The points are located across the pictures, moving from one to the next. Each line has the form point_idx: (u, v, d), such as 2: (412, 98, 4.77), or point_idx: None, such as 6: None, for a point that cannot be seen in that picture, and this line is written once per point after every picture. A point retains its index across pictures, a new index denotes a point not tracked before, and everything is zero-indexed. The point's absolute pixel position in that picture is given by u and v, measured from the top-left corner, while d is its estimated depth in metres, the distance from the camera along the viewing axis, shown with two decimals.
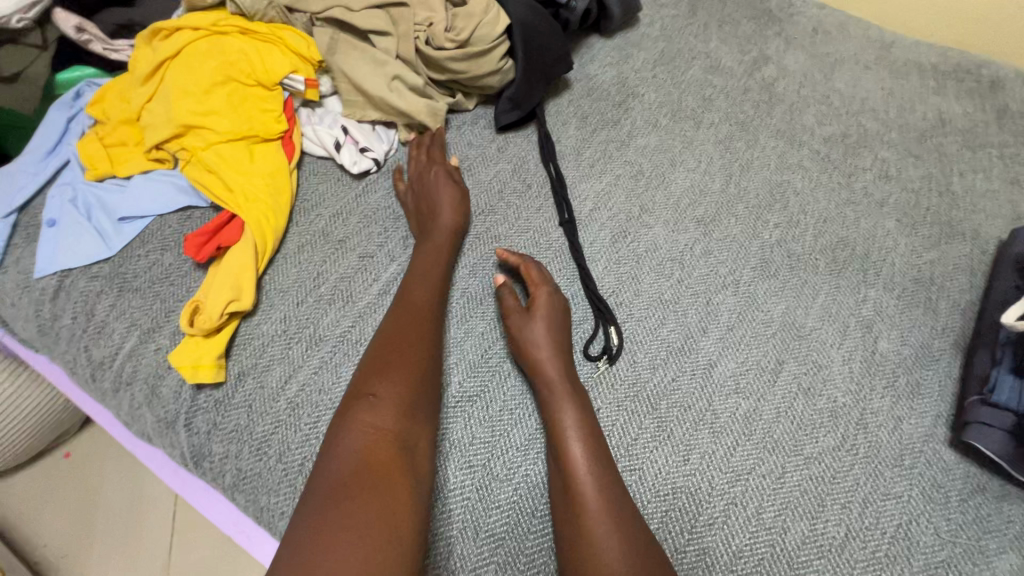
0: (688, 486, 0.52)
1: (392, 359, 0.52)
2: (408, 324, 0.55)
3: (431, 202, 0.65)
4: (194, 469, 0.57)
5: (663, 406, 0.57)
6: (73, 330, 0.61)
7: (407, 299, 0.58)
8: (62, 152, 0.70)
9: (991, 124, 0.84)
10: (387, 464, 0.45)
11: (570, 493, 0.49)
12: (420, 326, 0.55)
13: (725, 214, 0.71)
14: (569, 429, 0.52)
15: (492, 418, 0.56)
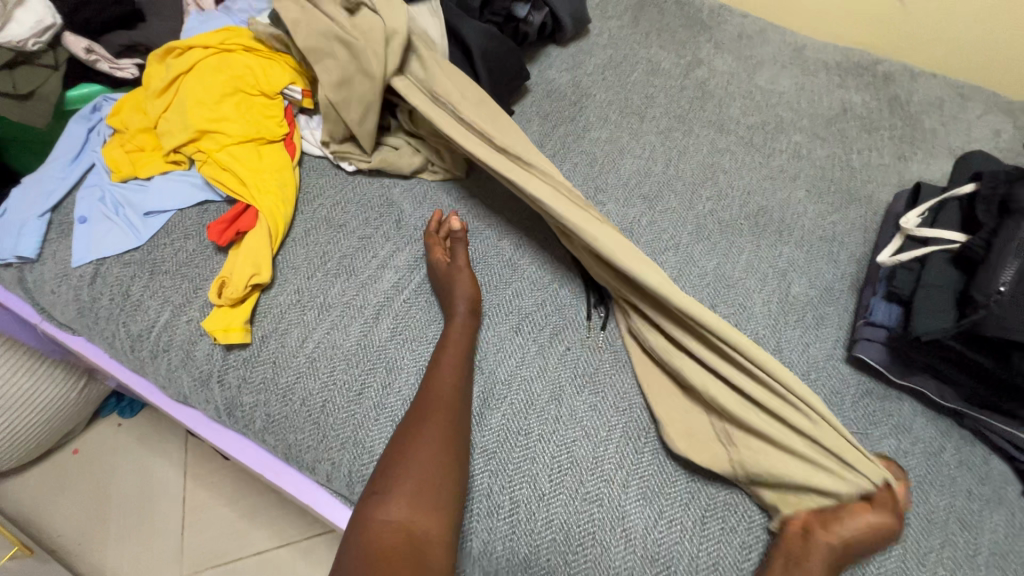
0: (641, 402, 0.66)
1: (405, 460, 0.56)
2: (421, 424, 0.58)
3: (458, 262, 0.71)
4: (227, 420, 0.66)
5: (618, 344, 0.70)
6: (111, 310, 0.70)
7: (428, 392, 0.61)
8: (85, 159, 0.79)
9: (884, 111, 1.00)
10: (399, 557, 0.50)
11: None
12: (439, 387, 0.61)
13: (666, 191, 0.85)
14: None
15: (489, 362, 0.67)
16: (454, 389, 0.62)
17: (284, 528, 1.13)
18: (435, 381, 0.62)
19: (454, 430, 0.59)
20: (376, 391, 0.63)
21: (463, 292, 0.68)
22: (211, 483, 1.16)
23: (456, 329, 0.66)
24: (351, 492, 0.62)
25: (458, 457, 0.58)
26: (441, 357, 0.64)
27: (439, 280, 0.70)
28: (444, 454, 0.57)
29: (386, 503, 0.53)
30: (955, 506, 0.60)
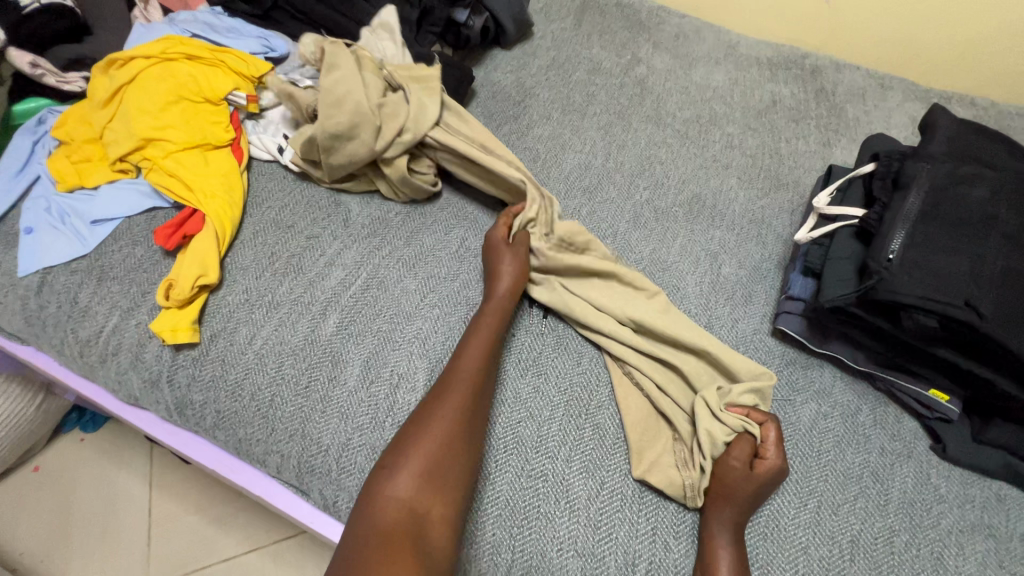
0: (583, 382, 0.68)
1: (417, 435, 0.57)
2: (441, 402, 0.60)
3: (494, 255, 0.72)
4: (178, 419, 0.68)
5: (561, 327, 0.73)
6: (59, 317, 0.71)
7: (454, 368, 0.63)
8: (30, 171, 0.80)
9: (812, 102, 1.06)
10: (400, 534, 0.51)
11: None
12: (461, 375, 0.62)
13: (605, 183, 0.89)
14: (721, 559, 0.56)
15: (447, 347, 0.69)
16: (478, 369, 0.63)
17: (254, 532, 1.13)
18: (460, 359, 0.63)
19: (469, 413, 0.60)
20: (323, 382, 0.66)
21: (510, 272, 0.70)
22: (178, 492, 1.16)
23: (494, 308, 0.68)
24: (302, 481, 0.64)
25: (468, 438, 0.59)
26: (476, 333, 0.66)
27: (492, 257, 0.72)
28: (456, 434, 0.58)
29: (395, 477, 0.54)
30: (868, 461, 0.64)
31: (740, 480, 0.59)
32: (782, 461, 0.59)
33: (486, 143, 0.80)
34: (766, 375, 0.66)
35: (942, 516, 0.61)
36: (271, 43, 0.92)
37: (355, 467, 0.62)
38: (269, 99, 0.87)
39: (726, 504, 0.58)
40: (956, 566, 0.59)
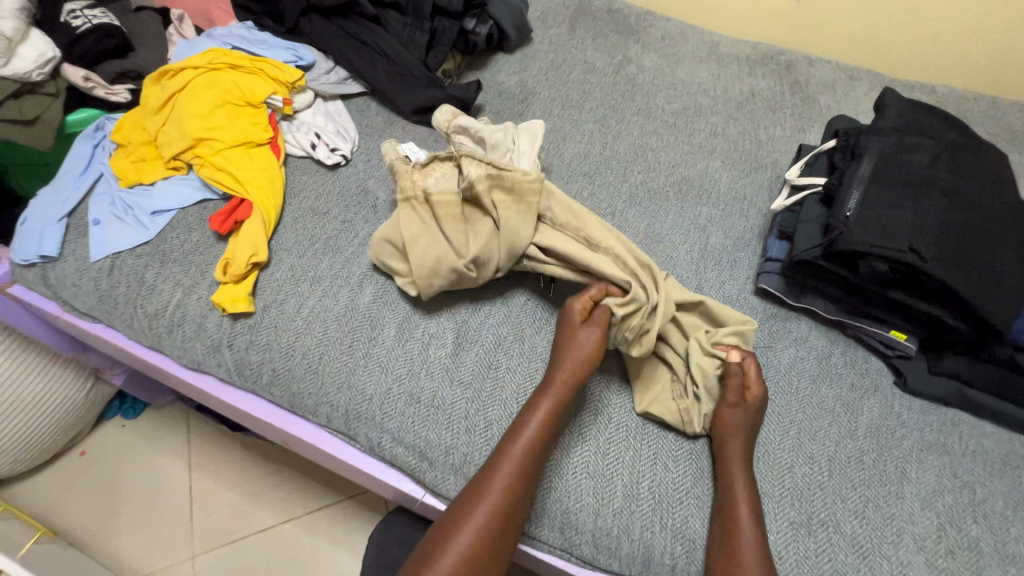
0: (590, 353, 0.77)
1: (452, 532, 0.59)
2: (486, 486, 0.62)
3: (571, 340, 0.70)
4: (237, 379, 0.77)
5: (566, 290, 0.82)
6: (129, 295, 0.81)
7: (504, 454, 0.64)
8: (93, 170, 0.90)
9: (787, 93, 1.17)
10: None
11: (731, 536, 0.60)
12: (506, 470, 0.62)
13: (603, 169, 1.00)
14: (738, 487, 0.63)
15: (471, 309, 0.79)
16: (525, 458, 0.63)
17: (287, 506, 1.22)
18: (511, 446, 0.64)
19: (506, 516, 0.60)
20: (364, 342, 0.75)
21: (573, 358, 0.69)
22: (216, 471, 1.24)
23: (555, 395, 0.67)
24: (349, 427, 0.73)
25: (501, 537, 0.60)
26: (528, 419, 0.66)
27: (564, 337, 0.71)
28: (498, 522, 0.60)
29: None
30: (840, 395, 0.74)
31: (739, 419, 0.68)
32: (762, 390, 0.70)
33: (593, 236, 0.76)
34: (751, 323, 0.76)
35: (904, 438, 0.71)
36: (299, 52, 1.02)
37: (396, 411, 0.72)
38: (301, 101, 0.98)
39: (733, 436, 0.67)
40: (916, 478, 0.68)
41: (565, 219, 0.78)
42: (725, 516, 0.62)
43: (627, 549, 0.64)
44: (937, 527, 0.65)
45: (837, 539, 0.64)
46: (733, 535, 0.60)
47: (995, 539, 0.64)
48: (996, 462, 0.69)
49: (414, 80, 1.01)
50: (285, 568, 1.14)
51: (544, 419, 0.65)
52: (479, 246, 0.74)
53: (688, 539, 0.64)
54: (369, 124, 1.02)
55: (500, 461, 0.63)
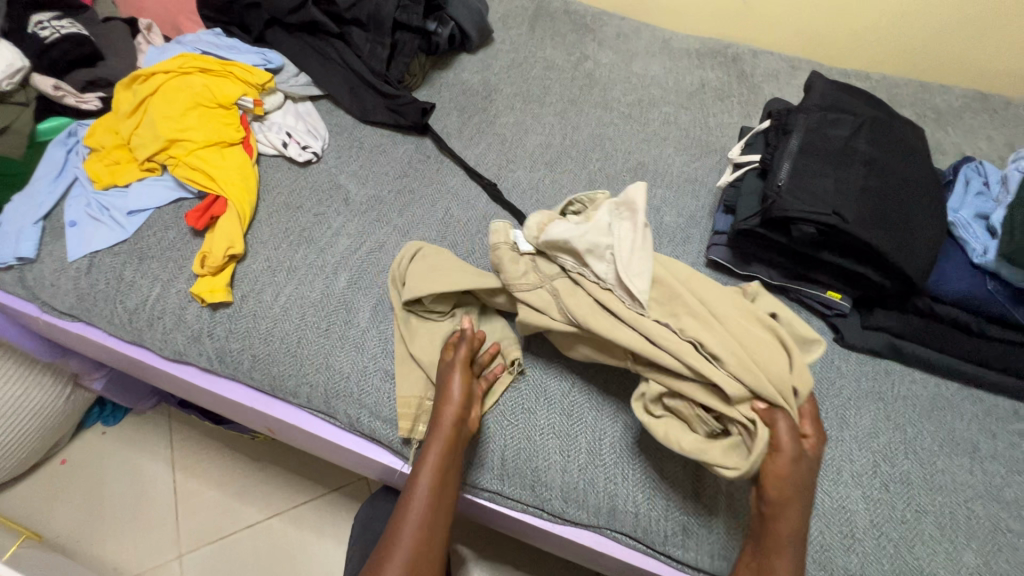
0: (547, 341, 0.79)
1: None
2: (394, 549, 0.61)
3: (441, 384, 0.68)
4: (219, 367, 0.80)
5: None
6: (108, 292, 0.83)
7: (405, 517, 0.62)
8: (67, 175, 0.92)
9: (734, 83, 1.25)
10: None
11: None
12: (416, 513, 0.62)
13: (563, 157, 1.06)
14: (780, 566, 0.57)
15: None
16: (427, 516, 0.62)
17: (272, 501, 1.23)
18: (412, 501, 0.63)
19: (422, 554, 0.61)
20: (340, 325, 0.79)
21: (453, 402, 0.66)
22: (200, 471, 1.26)
23: (443, 430, 0.65)
24: (329, 406, 0.77)
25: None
26: (421, 474, 0.64)
27: (440, 383, 0.69)
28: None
29: None
30: None
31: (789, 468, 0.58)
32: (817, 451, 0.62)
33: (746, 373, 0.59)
34: (818, 343, 0.65)
35: (844, 387, 0.77)
36: (267, 55, 1.06)
37: (372, 388, 0.76)
38: (271, 103, 1.02)
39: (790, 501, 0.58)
40: (855, 422, 0.75)
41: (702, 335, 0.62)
42: None
43: (593, 500, 0.69)
44: (874, 465, 0.71)
45: None
46: None
47: (925, 471, 0.71)
48: (924, 404, 0.76)
49: (368, 91, 1.07)
50: (273, 562, 1.16)
51: (436, 456, 0.64)
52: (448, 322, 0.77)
53: (649, 486, 0.69)
54: (339, 124, 1.06)
55: (406, 503, 0.63)
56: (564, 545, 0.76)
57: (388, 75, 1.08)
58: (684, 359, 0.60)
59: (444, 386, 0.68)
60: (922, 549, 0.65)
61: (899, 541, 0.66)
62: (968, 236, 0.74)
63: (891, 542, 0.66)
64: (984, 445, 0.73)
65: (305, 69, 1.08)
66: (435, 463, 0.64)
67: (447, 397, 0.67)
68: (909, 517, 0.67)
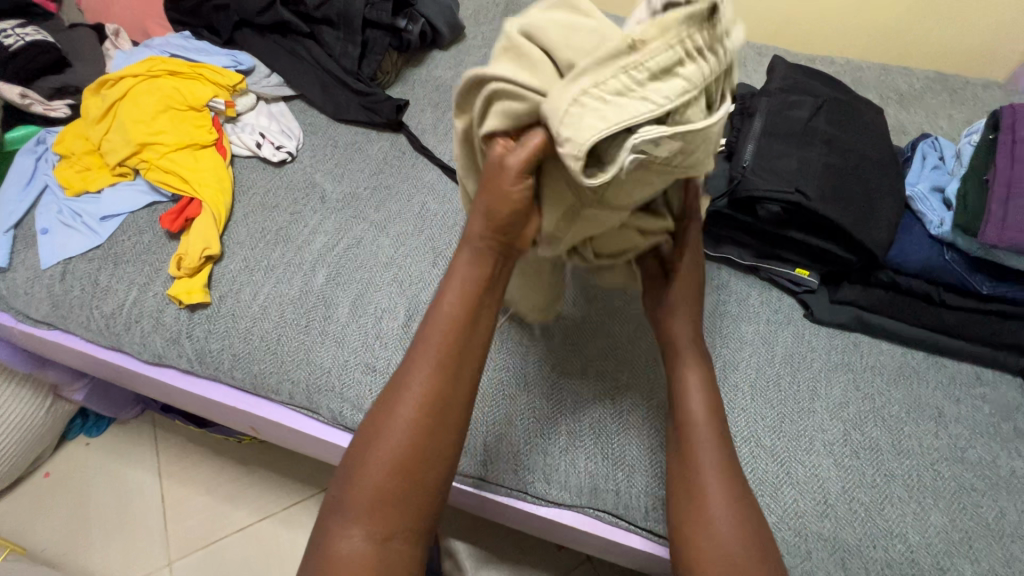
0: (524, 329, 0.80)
1: (374, 438, 0.52)
2: (402, 399, 0.52)
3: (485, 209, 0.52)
4: (199, 367, 0.80)
5: None
6: (83, 298, 0.83)
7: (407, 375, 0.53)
8: (37, 182, 0.92)
9: None
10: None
11: (694, 490, 0.57)
12: (430, 359, 0.53)
13: None
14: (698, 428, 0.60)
15: (420, 281, 0.85)
16: (443, 357, 0.53)
17: (262, 504, 1.23)
18: (418, 356, 0.53)
19: (438, 406, 0.52)
20: (319, 320, 0.80)
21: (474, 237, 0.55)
22: (187, 477, 1.25)
23: (468, 265, 0.55)
24: (311, 401, 0.77)
25: (439, 431, 0.52)
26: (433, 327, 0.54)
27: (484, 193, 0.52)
28: (423, 432, 0.52)
29: (351, 501, 0.51)
30: (758, 330, 0.83)
31: (682, 337, 0.64)
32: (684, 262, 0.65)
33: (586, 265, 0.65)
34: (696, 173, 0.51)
35: (814, 360, 0.80)
36: (238, 57, 1.06)
37: (354, 381, 0.76)
38: (243, 104, 1.02)
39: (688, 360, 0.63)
40: (825, 393, 0.77)
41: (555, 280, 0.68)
42: (692, 482, 0.58)
43: (575, 480, 0.71)
44: (844, 433, 0.74)
45: (758, 452, 0.72)
46: (699, 490, 0.57)
47: (893, 437, 0.73)
48: (891, 373, 0.79)
49: (342, 90, 1.07)
50: (265, 564, 1.16)
51: (460, 291, 0.54)
52: None
53: (627, 465, 0.71)
54: (313, 123, 1.06)
55: (419, 347, 0.54)
56: (548, 527, 0.78)
57: (360, 73, 1.08)
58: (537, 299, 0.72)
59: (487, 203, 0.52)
60: (891, 511, 0.68)
61: (869, 505, 0.68)
62: (925, 209, 0.76)
63: (861, 506, 0.68)
64: (948, 410, 0.76)
65: (277, 70, 1.07)
66: (452, 308, 0.54)
67: (485, 216, 0.53)
68: (879, 481, 0.70)
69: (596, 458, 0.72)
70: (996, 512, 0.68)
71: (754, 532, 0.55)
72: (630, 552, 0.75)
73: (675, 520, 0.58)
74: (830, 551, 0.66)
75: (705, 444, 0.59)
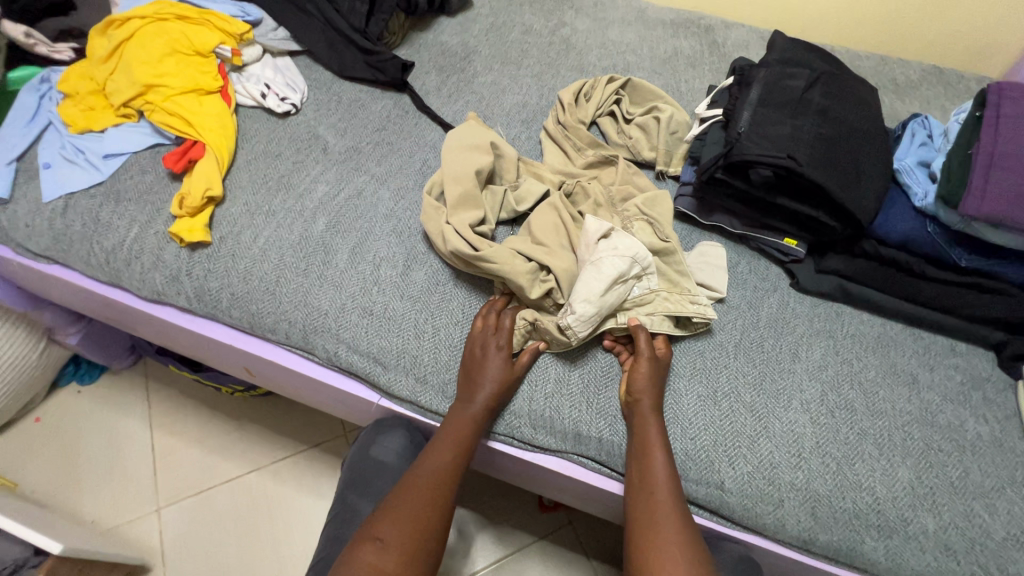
0: None
1: (392, 512, 0.65)
2: (413, 486, 0.67)
3: (480, 358, 0.73)
4: (197, 306, 0.82)
5: (512, 209, 0.87)
6: (84, 233, 0.84)
7: (414, 484, 0.68)
8: (41, 119, 0.92)
9: (706, 51, 1.29)
10: None
11: (648, 490, 0.65)
12: (438, 473, 0.68)
13: (540, 116, 1.08)
14: (654, 442, 0.67)
15: (419, 233, 0.86)
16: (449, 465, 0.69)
17: (252, 456, 1.25)
18: (434, 458, 0.69)
19: (440, 497, 0.67)
20: (318, 265, 0.81)
21: (491, 380, 0.71)
22: (178, 428, 1.27)
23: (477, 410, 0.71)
24: (308, 341, 0.79)
25: (437, 512, 0.66)
26: (446, 444, 0.70)
27: (477, 357, 0.73)
28: (428, 513, 0.65)
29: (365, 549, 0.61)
30: (745, 295, 0.85)
31: (645, 383, 0.70)
32: (666, 351, 0.76)
33: (592, 262, 0.75)
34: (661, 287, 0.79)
35: (797, 326, 0.83)
36: (245, 8, 1.06)
37: (350, 323, 0.78)
38: (249, 55, 1.03)
39: (648, 389, 0.70)
40: (805, 356, 0.80)
41: (563, 271, 0.76)
42: (646, 481, 0.65)
43: (560, 425, 0.73)
44: (822, 393, 0.76)
45: (737, 406, 0.74)
46: (649, 477, 0.65)
47: (868, 399, 0.76)
48: (869, 341, 0.82)
49: (348, 47, 1.08)
50: (252, 515, 1.18)
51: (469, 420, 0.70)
52: (476, 239, 0.77)
53: (611, 414, 0.73)
54: (318, 79, 1.07)
55: (434, 452, 0.70)
56: (533, 473, 0.80)
57: (367, 30, 1.08)
58: (536, 257, 0.77)
59: (480, 371, 0.72)
60: (863, 466, 0.71)
61: (841, 459, 0.71)
62: (911, 181, 0.79)
63: (834, 460, 0.71)
64: (922, 377, 0.79)
65: (284, 24, 1.08)
66: (465, 422, 0.70)
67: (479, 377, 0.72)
68: (852, 438, 0.73)
69: (581, 406, 0.74)
70: (960, 471, 0.71)
71: (694, 534, 0.62)
72: (608, 500, 0.78)
73: (632, 516, 0.65)
74: (801, 500, 0.69)
75: (656, 444, 0.67)
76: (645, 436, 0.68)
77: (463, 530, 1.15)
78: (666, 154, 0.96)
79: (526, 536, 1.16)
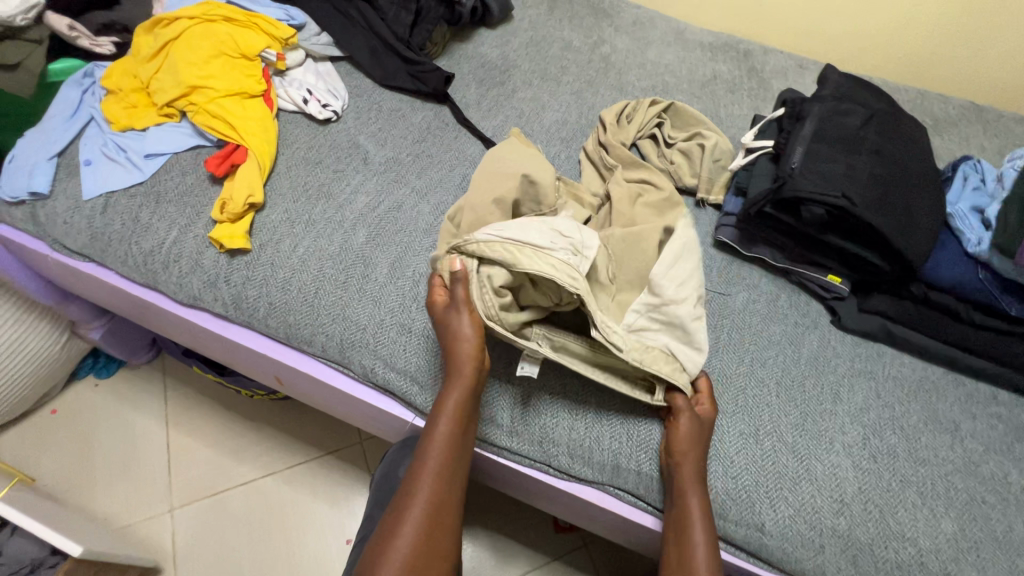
0: None
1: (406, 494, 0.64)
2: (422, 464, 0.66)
3: (451, 320, 0.69)
4: (233, 313, 0.81)
5: None
6: (123, 233, 0.83)
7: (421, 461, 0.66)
8: (83, 115, 0.92)
9: (744, 76, 1.28)
10: None
11: (684, 564, 0.63)
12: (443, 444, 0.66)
13: (580, 135, 1.08)
14: (693, 514, 0.65)
15: None
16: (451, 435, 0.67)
17: (267, 460, 1.23)
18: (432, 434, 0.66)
19: (447, 469, 0.66)
20: (357, 278, 0.81)
21: (467, 337, 0.67)
22: (194, 427, 1.26)
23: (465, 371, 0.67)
24: (343, 355, 0.78)
25: (449, 484, 0.65)
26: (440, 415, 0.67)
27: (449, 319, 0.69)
28: (439, 488, 0.64)
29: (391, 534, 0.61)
30: (785, 330, 0.84)
31: (687, 447, 0.68)
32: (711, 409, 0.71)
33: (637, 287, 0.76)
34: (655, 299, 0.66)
35: (838, 365, 0.82)
36: (290, 12, 1.06)
37: (388, 339, 0.77)
38: (292, 59, 1.03)
39: (690, 453, 0.68)
40: (847, 398, 0.78)
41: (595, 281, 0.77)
42: (684, 555, 0.63)
43: (599, 456, 0.72)
44: (864, 437, 0.75)
45: (779, 446, 0.73)
46: (687, 551, 0.63)
47: (910, 446, 0.75)
48: (911, 385, 0.81)
49: (389, 55, 1.07)
50: (265, 521, 1.17)
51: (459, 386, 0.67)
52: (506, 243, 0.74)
53: (652, 448, 0.72)
54: (358, 86, 1.06)
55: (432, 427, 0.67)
56: (567, 502, 0.79)
57: (410, 40, 1.08)
58: None
59: (457, 332, 0.68)
60: (905, 515, 0.70)
61: (883, 507, 0.70)
62: (965, 228, 0.79)
63: (876, 507, 0.70)
64: (964, 425, 0.78)
65: (328, 29, 1.07)
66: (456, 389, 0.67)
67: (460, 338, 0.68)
68: (894, 486, 0.72)
69: (620, 443, 0.72)
70: (1005, 526, 0.70)
71: None
72: (643, 533, 0.77)
73: None
74: (843, 547, 0.68)
75: (695, 517, 0.65)
76: (685, 506, 0.65)
77: (477, 547, 1.14)
78: (709, 182, 0.95)
79: (540, 557, 1.14)
